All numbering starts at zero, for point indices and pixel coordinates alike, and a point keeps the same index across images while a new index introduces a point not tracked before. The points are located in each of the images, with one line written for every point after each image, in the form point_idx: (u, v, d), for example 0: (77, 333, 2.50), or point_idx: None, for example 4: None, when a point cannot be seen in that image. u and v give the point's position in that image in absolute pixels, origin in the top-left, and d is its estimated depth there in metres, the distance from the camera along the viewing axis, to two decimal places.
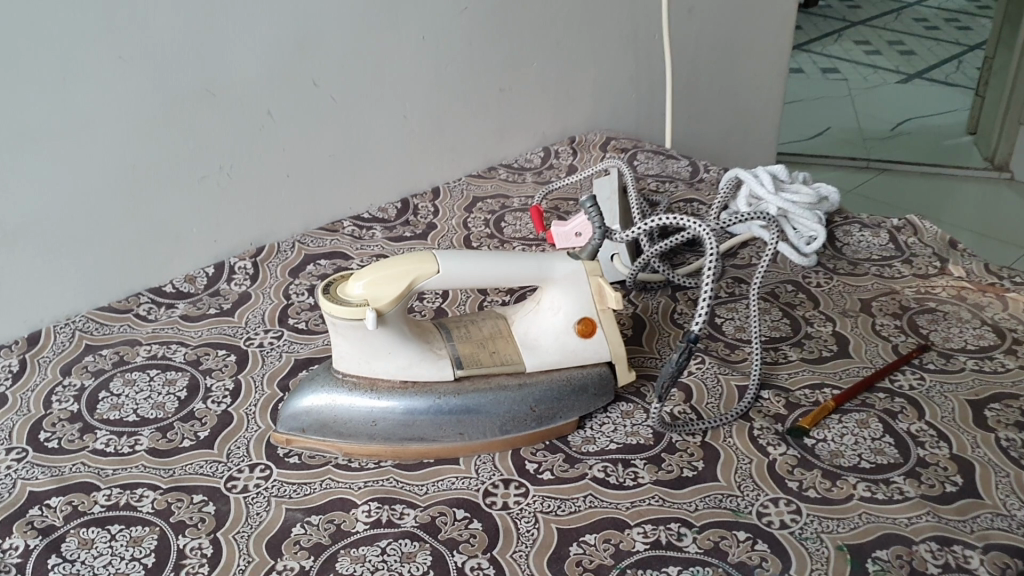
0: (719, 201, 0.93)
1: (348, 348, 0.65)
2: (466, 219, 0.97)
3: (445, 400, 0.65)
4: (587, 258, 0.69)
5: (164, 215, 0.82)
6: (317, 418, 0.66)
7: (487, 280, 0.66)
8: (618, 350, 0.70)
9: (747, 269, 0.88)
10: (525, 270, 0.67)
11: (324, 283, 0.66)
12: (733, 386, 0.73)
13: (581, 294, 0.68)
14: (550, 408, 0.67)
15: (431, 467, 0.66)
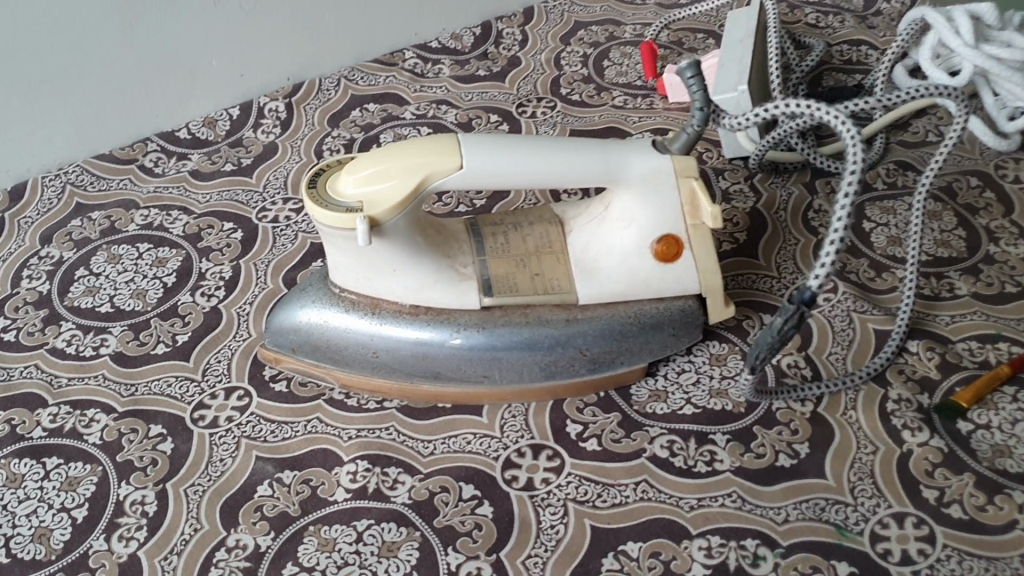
0: (896, 47, 0.70)
1: (345, 260, 0.49)
2: (561, 53, 0.78)
3: (465, 335, 0.50)
4: (678, 152, 0.49)
5: (174, 44, 0.66)
6: (306, 339, 0.52)
7: (532, 181, 0.48)
8: (713, 282, 0.51)
9: (918, 150, 0.66)
10: (586, 168, 0.48)
11: (313, 170, 0.49)
12: (869, 331, 0.54)
13: (664, 204, 0.49)
14: (607, 352, 0.51)
15: (445, 415, 0.51)
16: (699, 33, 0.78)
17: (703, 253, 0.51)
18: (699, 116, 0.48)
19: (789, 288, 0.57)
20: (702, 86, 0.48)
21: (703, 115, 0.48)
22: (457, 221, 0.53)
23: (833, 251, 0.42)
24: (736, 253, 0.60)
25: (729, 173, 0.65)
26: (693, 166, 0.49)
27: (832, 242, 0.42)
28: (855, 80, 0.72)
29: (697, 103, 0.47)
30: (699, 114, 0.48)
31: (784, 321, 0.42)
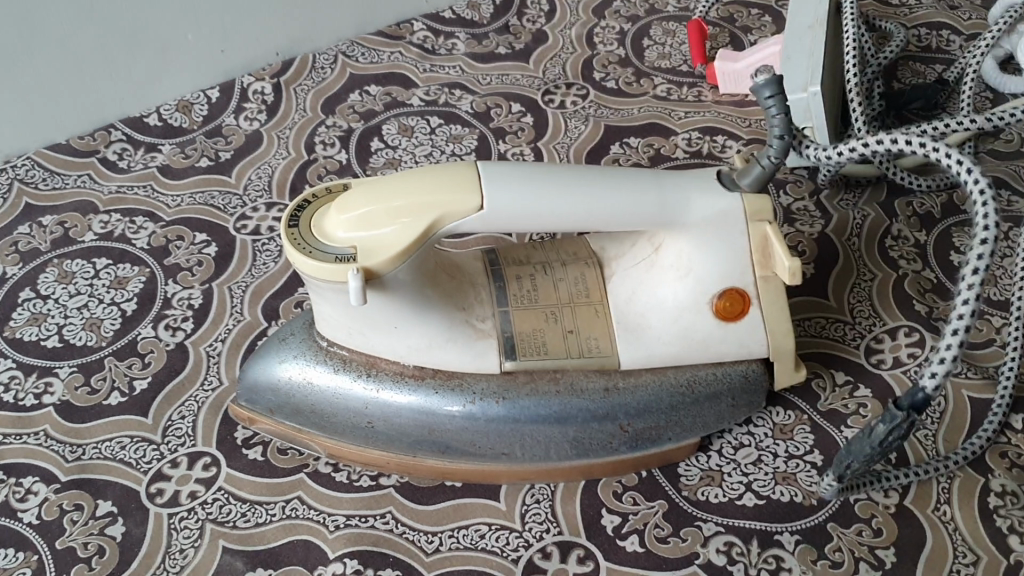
0: (990, 39, 0.59)
1: (334, 313, 0.40)
2: (593, 28, 0.67)
3: (482, 405, 0.41)
4: (749, 189, 0.40)
5: (140, 15, 0.56)
6: (286, 400, 0.42)
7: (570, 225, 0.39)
8: (783, 346, 0.42)
9: (1013, 163, 0.57)
10: (636, 210, 0.39)
11: (297, 199, 0.40)
12: (964, 399, 0.45)
13: (729, 252, 0.40)
14: (652, 428, 0.42)
15: (454, 499, 0.43)
16: (753, 7, 0.67)
17: (773, 311, 0.41)
18: (778, 146, 0.38)
19: (865, 337, 0.48)
20: (784, 109, 0.37)
21: (785, 146, 0.38)
22: (474, 256, 0.44)
23: (956, 345, 0.33)
24: (800, 291, 0.51)
25: (791, 186, 0.56)
26: (769, 207, 0.40)
27: (953, 332, 0.33)
28: (935, 73, 0.63)
29: (777, 131, 0.37)
30: (776, 142, 0.38)
31: (890, 431, 0.35)
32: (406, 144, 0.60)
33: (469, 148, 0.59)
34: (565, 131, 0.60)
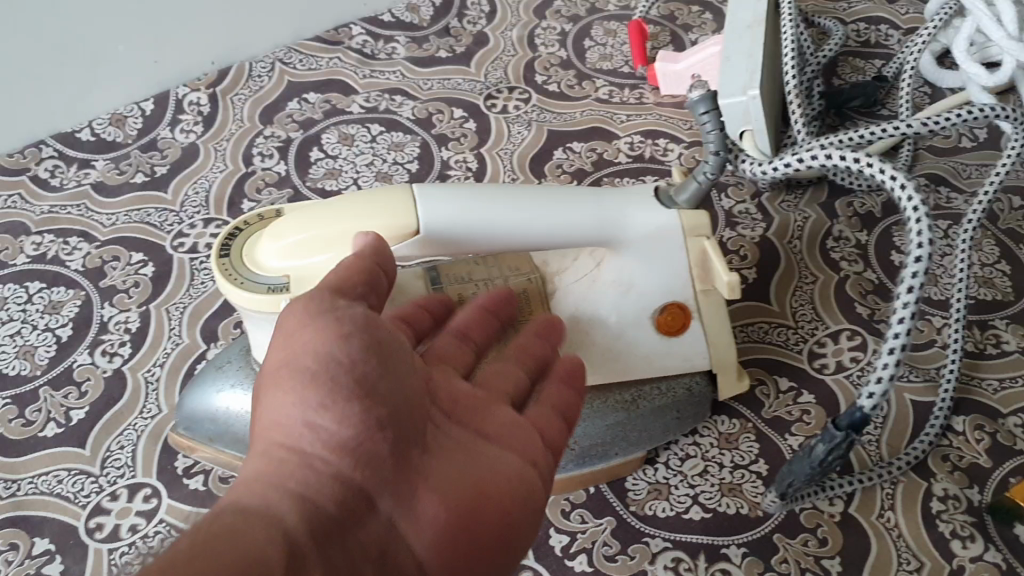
0: (927, 35, 0.60)
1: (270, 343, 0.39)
2: (535, 29, 0.66)
3: None
4: (686, 205, 0.40)
5: (69, 29, 0.54)
6: (225, 429, 0.42)
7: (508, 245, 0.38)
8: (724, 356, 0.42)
9: (951, 158, 0.58)
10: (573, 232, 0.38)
11: (227, 228, 0.40)
12: (906, 403, 0.46)
13: (670, 269, 0.40)
14: (600, 445, 0.42)
15: None
16: (693, 5, 0.67)
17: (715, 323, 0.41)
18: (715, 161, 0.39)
19: (808, 342, 0.49)
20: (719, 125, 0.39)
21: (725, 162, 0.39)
22: (413, 272, 0.41)
23: (892, 363, 0.34)
24: (743, 296, 0.51)
25: (733, 189, 0.56)
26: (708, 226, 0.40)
27: (890, 351, 0.34)
28: (875, 68, 0.63)
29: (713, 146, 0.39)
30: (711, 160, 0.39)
31: (830, 451, 0.37)
32: (346, 153, 0.59)
33: (412, 156, 0.59)
34: (508, 136, 0.60)
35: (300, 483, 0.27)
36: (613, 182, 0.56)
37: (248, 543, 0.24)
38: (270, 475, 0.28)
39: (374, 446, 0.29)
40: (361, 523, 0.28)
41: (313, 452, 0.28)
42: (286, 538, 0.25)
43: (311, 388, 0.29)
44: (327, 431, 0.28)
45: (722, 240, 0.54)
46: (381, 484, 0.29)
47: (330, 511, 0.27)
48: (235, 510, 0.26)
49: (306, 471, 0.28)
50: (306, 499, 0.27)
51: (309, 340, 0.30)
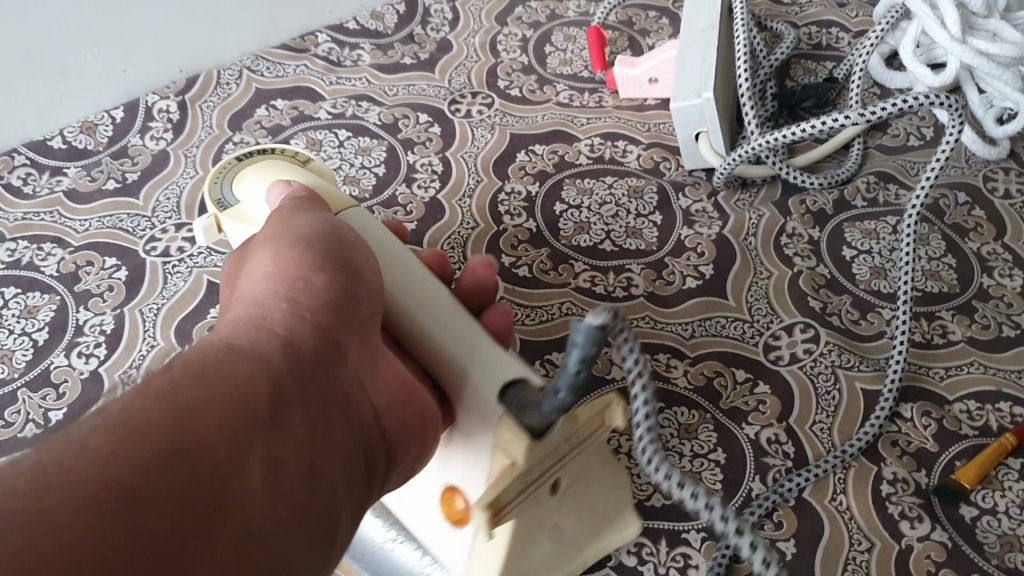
0: (876, 36, 0.62)
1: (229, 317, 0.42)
2: (497, 35, 0.68)
3: None
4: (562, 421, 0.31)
5: (37, 40, 0.55)
6: None
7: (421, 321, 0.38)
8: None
9: (900, 155, 0.60)
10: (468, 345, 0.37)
11: (280, 146, 0.48)
12: (857, 391, 0.48)
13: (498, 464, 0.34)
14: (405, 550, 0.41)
15: None
16: (651, 10, 0.69)
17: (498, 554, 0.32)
18: (575, 377, 0.28)
19: (763, 334, 0.51)
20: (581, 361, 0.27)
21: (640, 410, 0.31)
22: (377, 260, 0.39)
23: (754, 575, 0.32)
24: (701, 292, 0.53)
25: (690, 188, 0.58)
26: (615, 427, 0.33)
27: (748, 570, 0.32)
28: (826, 69, 0.65)
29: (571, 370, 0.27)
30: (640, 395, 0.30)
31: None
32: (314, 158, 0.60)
33: (379, 160, 0.60)
34: (472, 140, 0.61)
35: (284, 329, 0.32)
36: (574, 184, 0.58)
37: (229, 385, 0.28)
38: (256, 315, 0.32)
39: (347, 313, 0.34)
40: (336, 367, 0.33)
41: (300, 301, 0.33)
42: (270, 379, 0.29)
43: (306, 252, 0.36)
44: (308, 288, 0.34)
45: (680, 238, 0.55)
46: (346, 349, 0.34)
47: (307, 358, 0.32)
48: (219, 345, 0.30)
49: (293, 315, 0.33)
50: (291, 338, 0.32)
51: (306, 229, 0.37)
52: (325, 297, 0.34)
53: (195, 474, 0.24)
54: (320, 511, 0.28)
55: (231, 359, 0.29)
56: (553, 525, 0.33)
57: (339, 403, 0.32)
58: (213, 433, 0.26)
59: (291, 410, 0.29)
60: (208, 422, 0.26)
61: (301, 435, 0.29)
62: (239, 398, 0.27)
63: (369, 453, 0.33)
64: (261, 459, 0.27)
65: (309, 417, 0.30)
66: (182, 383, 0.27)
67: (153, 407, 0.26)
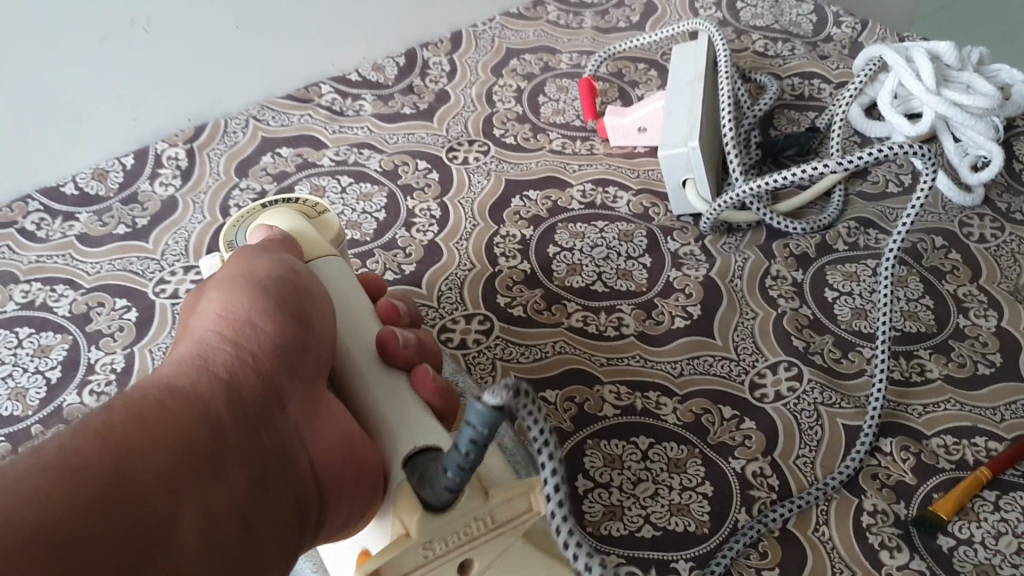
0: (855, 88, 0.66)
1: None
2: (492, 86, 0.71)
3: None
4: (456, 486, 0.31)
5: (54, 91, 0.58)
6: None
7: (356, 389, 0.39)
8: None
9: (881, 202, 0.62)
10: (390, 413, 0.37)
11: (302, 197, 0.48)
12: (839, 426, 0.50)
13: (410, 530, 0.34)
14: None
15: None
16: (640, 63, 0.72)
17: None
18: (462, 458, 0.28)
19: (749, 373, 0.53)
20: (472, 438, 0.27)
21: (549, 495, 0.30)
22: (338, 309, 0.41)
23: None
24: (689, 332, 0.55)
25: (678, 232, 0.60)
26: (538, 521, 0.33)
27: None
28: (809, 119, 0.68)
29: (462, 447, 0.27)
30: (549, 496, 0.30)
31: None
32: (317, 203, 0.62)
33: (379, 205, 0.62)
34: (469, 186, 0.64)
35: (227, 372, 0.35)
36: (567, 227, 0.61)
37: (171, 432, 0.31)
38: (202, 355, 0.35)
39: (297, 359, 0.37)
40: (279, 415, 0.35)
41: (248, 346, 0.36)
42: (211, 427, 0.32)
43: (262, 293, 0.38)
44: (257, 333, 0.36)
45: (669, 279, 0.58)
46: (291, 396, 0.36)
47: (252, 405, 0.34)
48: (164, 385, 0.33)
49: (237, 359, 0.35)
50: (234, 384, 0.34)
51: (265, 265, 0.40)
52: (271, 343, 0.36)
53: (131, 525, 0.28)
54: (244, 559, 0.31)
55: (169, 403, 0.32)
56: None
57: (284, 451, 0.34)
58: (151, 485, 0.29)
59: (231, 458, 0.32)
60: (146, 473, 0.29)
61: (238, 488, 0.32)
62: (178, 450, 0.30)
63: (305, 507, 0.34)
64: (195, 509, 0.30)
65: (250, 466, 0.33)
66: (121, 427, 0.30)
67: (94, 450, 0.29)
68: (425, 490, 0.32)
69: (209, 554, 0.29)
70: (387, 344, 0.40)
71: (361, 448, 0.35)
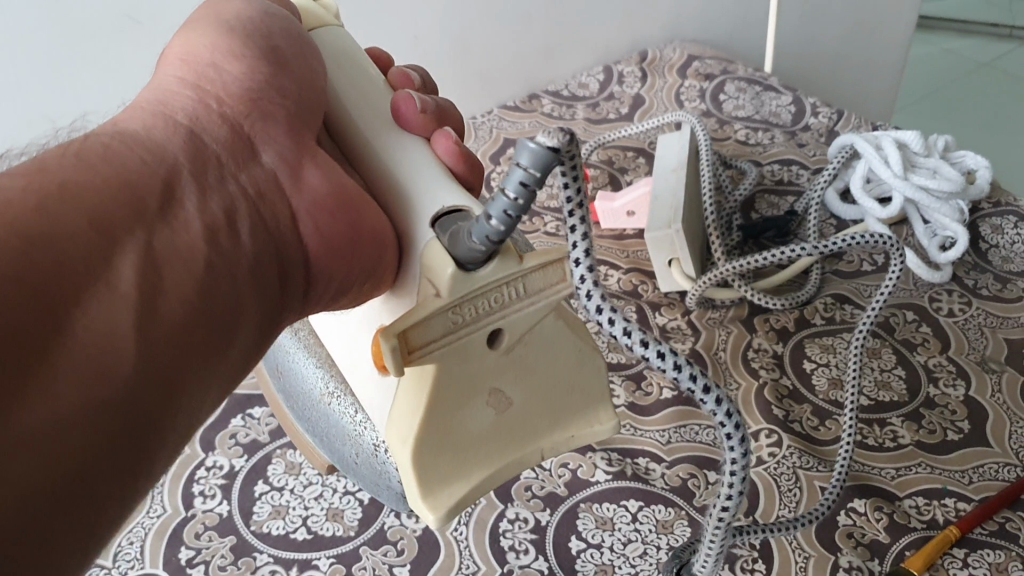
0: (829, 173, 0.70)
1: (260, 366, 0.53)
2: (491, 173, 0.76)
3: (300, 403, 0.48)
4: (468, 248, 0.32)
5: None
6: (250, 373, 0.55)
7: (365, 152, 0.40)
8: (408, 437, 0.34)
9: (856, 280, 0.67)
10: (403, 173, 0.38)
11: None
12: (816, 488, 0.53)
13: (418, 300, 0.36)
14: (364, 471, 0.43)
15: (351, 544, 0.52)
16: (629, 151, 0.77)
17: (411, 400, 0.34)
18: (511, 201, 0.27)
19: None
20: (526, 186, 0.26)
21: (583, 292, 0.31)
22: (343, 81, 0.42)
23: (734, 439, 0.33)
24: (675, 401, 0.59)
25: (666, 308, 0.65)
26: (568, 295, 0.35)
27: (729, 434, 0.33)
28: (788, 203, 0.72)
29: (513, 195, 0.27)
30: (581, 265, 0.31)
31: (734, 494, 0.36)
32: None
33: None
34: None
35: (187, 120, 0.37)
36: None
37: (111, 175, 0.33)
38: (163, 105, 0.38)
39: (269, 107, 0.38)
40: (250, 166, 0.38)
41: (212, 100, 0.38)
42: (161, 171, 0.35)
43: (232, 39, 0.39)
44: (222, 83, 0.38)
45: None
46: (263, 143, 0.38)
47: (216, 153, 0.37)
48: (121, 130, 0.36)
49: (200, 106, 0.38)
50: (196, 132, 0.37)
51: (233, 16, 0.41)
52: (238, 89, 0.38)
53: (58, 260, 0.30)
54: (208, 292, 0.34)
55: (123, 150, 0.35)
56: (495, 383, 0.35)
57: (254, 196, 0.37)
58: (82, 221, 0.31)
59: (182, 199, 0.35)
60: (76, 209, 0.31)
61: (190, 226, 0.34)
62: (118, 193, 0.33)
63: (280, 256, 0.38)
64: (134, 244, 0.32)
65: (217, 214, 0.35)
66: (71, 171, 0.33)
67: (31, 188, 0.31)
68: (453, 253, 0.33)
69: (156, 281, 0.32)
70: (402, 111, 0.41)
71: (353, 206, 0.38)
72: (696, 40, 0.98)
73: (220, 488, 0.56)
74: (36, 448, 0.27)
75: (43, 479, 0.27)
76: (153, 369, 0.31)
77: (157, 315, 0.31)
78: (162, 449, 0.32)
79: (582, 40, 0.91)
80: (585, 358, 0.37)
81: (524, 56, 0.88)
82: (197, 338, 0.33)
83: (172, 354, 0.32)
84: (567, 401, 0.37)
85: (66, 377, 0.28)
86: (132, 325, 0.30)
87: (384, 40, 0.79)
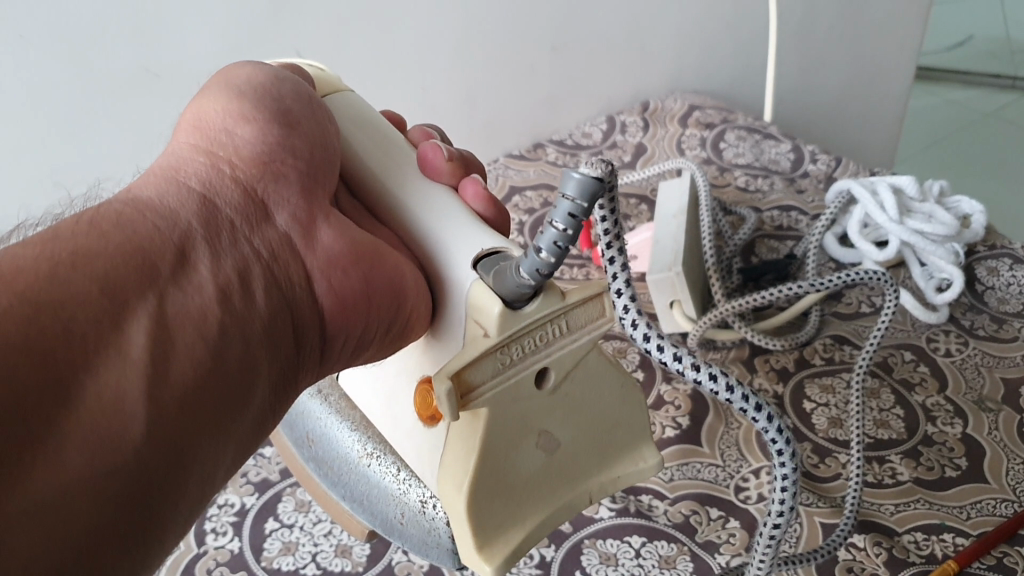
0: (827, 217, 0.72)
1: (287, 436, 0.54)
2: None
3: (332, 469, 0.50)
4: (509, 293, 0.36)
5: None
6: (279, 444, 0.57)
7: (389, 200, 0.45)
8: (464, 484, 0.37)
9: (855, 321, 0.68)
10: (430, 219, 0.43)
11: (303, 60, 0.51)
12: (817, 524, 0.54)
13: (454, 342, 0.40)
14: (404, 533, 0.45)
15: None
16: (632, 198, 0.79)
17: (467, 444, 0.37)
18: (559, 232, 0.30)
19: (733, 477, 0.57)
20: (577, 213, 0.29)
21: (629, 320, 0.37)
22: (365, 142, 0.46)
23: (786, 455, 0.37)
24: (678, 439, 0.60)
25: None
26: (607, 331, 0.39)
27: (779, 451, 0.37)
28: (787, 247, 0.74)
29: (563, 225, 0.30)
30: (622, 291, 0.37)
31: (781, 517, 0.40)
32: None
33: None
34: None
35: (199, 184, 0.39)
36: None
37: (123, 243, 0.35)
38: (175, 166, 0.40)
39: (281, 169, 0.41)
40: (264, 224, 0.40)
41: (224, 160, 0.40)
42: (173, 237, 0.36)
43: (243, 102, 0.42)
44: (235, 139, 0.41)
45: (660, 393, 0.63)
46: (274, 206, 0.40)
47: (228, 218, 0.39)
48: (134, 198, 0.38)
49: (212, 168, 0.40)
50: (208, 194, 0.39)
51: (242, 75, 0.43)
52: (250, 150, 0.41)
53: (68, 328, 0.31)
54: (218, 357, 0.35)
55: (135, 213, 0.37)
56: (546, 424, 0.38)
57: (268, 258, 0.39)
58: (93, 290, 0.33)
59: (194, 260, 0.36)
60: (88, 280, 0.33)
61: (201, 290, 0.36)
62: (129, 260, 0.34)
63: (295, 319, 0.39)
64: (144, 305, 0.33)
65: (230, 276, 0.37)
66: (85, 238, 0.34)
67: (42, 253, 0.33)
68: (501, 293, 0.37)
69: (167, 348, 0.33)
70: (429, 159, 0.46)
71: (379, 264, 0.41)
72: (697, 92, 1.01)
73: (231, 525, 0.57)
74: (44, 521, 0.28)
75: (54, 555, 0.28)
76: (161, 437, 0.32)
77: (168, 379, 0.33)
78: (183, 509, 0.33)
79: (585, 91, 0.93)
80: (624, 401, 0.41)
81: (529, 107, 0.91)
82: (212, 401, 0.34)
83: (180, 421, 0.33)
84: (606, 440, 0.40)
85: (74, 453, 0.29)
86: (139, 397, 0.32)
87: (392, 91, 0.82)
